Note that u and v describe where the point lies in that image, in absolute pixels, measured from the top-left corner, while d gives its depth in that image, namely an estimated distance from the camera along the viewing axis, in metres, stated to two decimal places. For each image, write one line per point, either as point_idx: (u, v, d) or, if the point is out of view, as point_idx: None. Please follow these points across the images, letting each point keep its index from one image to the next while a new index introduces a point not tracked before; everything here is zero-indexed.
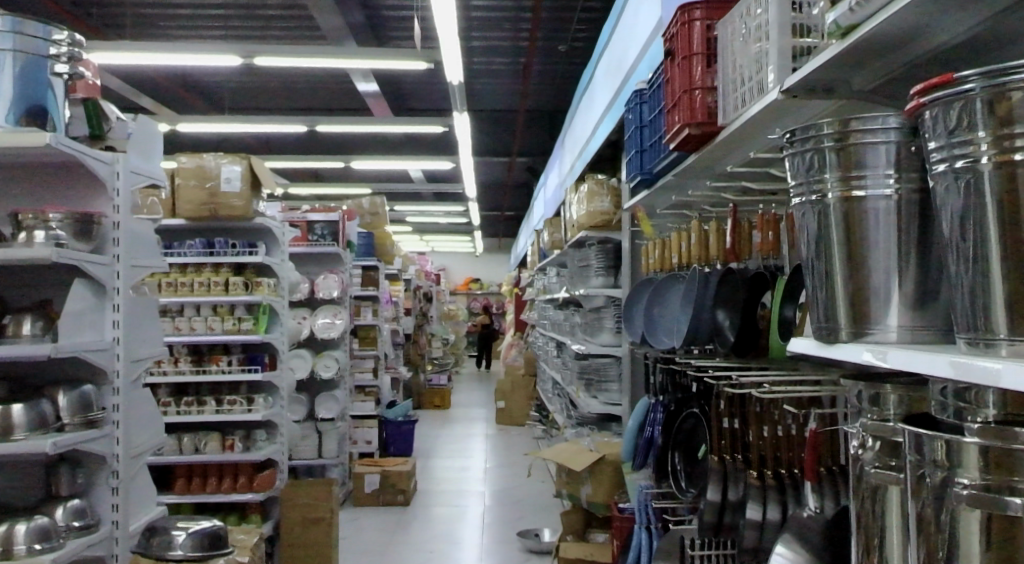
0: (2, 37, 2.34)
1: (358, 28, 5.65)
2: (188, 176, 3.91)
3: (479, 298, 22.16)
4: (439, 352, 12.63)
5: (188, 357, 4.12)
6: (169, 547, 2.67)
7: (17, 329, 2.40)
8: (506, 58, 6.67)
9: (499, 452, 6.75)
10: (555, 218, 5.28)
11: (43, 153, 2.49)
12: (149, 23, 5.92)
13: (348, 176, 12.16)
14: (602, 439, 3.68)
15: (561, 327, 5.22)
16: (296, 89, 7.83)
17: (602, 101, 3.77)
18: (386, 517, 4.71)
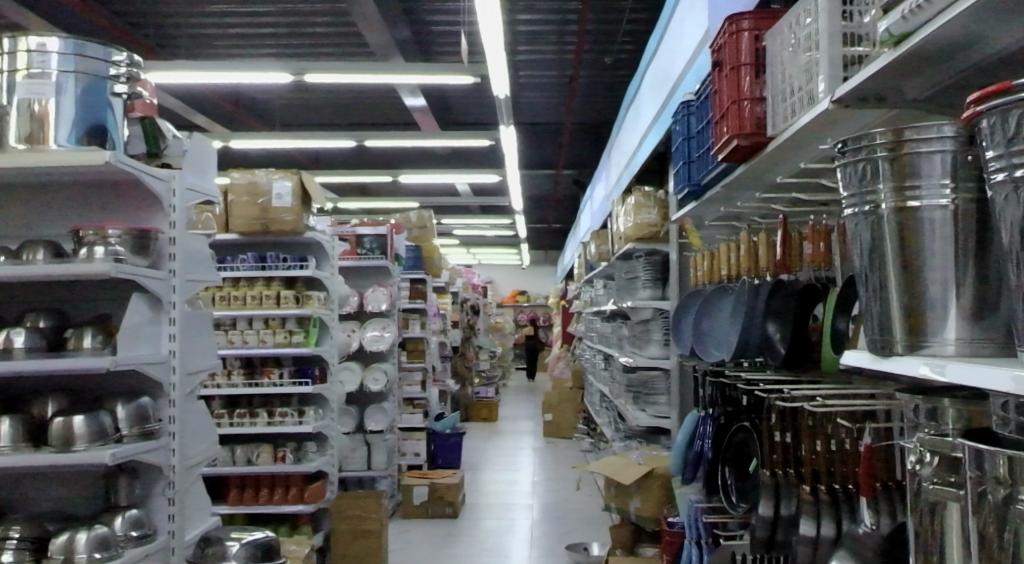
0: (65, 59, 2.44)
1: (406, 44, 5.71)
2: (240, 193, 3.97)
3: (526, 310, 22.26)
4: (487, 365, 12.64)
5: (241, 370, 4.16)
6: (221, 557, 2.64)
7: (78, 343, 2.46)
8: (552, 71, 6.68)
9: (547, 465, 6.73)
10: (602, 230, 5.26)
11: (104, 172, 2.57)
12: (203, 43, 6.05)
13: (394, 191, 12.26)
14: (651, 453, 3.63)
15: (609, 339, 5.18)
16: (344, 104, 7.94)
17: (649, 113, 3.77)
18: (434, 529, 4.71)
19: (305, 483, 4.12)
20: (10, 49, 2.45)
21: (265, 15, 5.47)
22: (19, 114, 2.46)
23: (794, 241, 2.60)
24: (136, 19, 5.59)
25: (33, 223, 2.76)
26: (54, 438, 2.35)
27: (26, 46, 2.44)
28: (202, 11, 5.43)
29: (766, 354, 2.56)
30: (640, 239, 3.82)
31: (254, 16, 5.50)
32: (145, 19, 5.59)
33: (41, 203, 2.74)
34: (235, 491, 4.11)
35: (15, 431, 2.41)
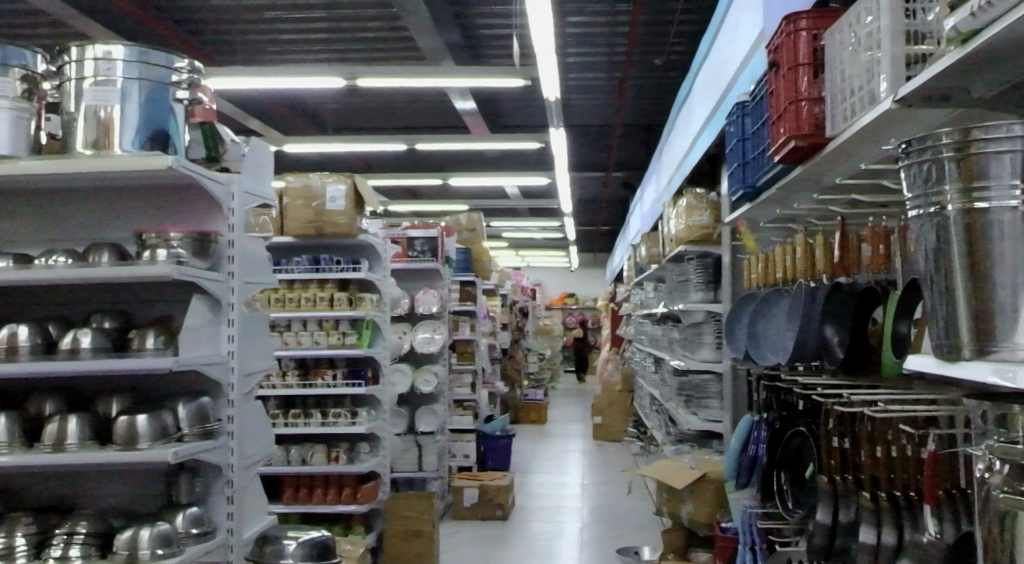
0: (130, 67, 2.52)
1: (457, 48, 5.73)
2: (295, 196, 4.03)
3: (574, 313, 22.18)
4: (536, 368, 12.59)
5: (296, 370, 4.21)
6: (279, 555, 2.73)
7: (142, 343, 2.52)
8: (602, 73, 6.65)
9: (596, 468, 6.69)
10: (653, 233, 5.22)
11: (164, 177, 2.62)
12: (260, 50, 6.13)
13: (442, 194, 12.31)
14: (703, 457, 3.58)
15: (659, 342, 5.14)
16: (395, 108, 7.99)
17: (701, 115, 3.73)
18: (485, 531, 4.72)
19: (358, 484, 4.15)
20: (77, 58, 2.54)
21: (319, 21, 5.53)
22: (86, 121, 2.53)
23: (852, 243, 2.54)
24: (196, 26, 5.70)
25: (97, 225, 2.79)
26: (119, 436, 2.42)
27: (92, 54, 2.52)
28: (259, 17, 5.51)
29: (823, 359, 2.53)
30: (691, 241, 3.78)
31: (308, 21, 5.56)
32: (203, 26, 5.69)
33: (104, 207, 2.78)
34: (289, 491, 4.13)
35: (83, 429, 2.48)
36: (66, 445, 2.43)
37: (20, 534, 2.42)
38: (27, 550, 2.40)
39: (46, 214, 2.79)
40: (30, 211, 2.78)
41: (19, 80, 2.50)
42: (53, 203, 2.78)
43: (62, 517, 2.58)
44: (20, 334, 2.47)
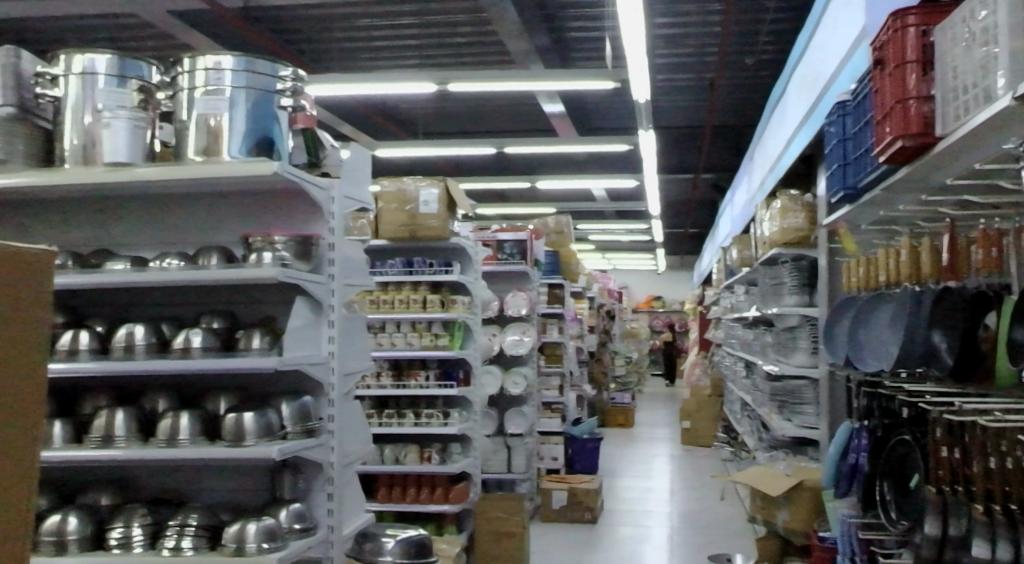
0: (237, 76, 2.60)
1: (546, 51, 5.73)
2: (389, 200, 4.10)
3: (661, 316, 21.96)
4: (623, 371, 12.47)
5: (390, 371, 4.31)
6: (378, 553, 2.67)
7: (248, 343, 2.59)
8: (692, 74, 6.57)
9: (685, 473, 6.60)
10: (744, 236, 5.13)
11: (269, 182, 2.70)
12: (355, 57, 6.24)
13: (526, 197, 12.38)
14: (798, 464, 3.51)
15: (751, 347, 5.06)
16: (483, 112, 8.04)
17: (796, 115, 3.65)
18: (575, 534, 4.72)
19: (450, 484, 4.19)
20: (189, 69, 2.64)
21: (410, 27, 5.62)
22: (197, 129, 2.64)
23: (962, 246, 2.43)
24: (294, 36, 5.84)
25: (206, 229, 2.89)
26: (227, 432, 2.51)
27: (204, 64, 2.62)
28: (353, 25, 5.61)
29: (931, 366, 2.42)
30: (786, 244, 3.72)
31: (400, 28, 5.66)
32: (302, 35, 5.83)
33: (213, 211, 2.87)
34: (383, 490, 4.21)
35: (193, 425, 2.57)
36: (179, 440, 2.53)
37: (137, 524, 2.53)
38: (144, 540, 2.52)
39: (159, 218, 2.90)
40: (145, 215, 2.90)
41: (136, 91, 2.64)
42: (166, 208, 2.90)
43: (175, 508, 2.70)
44: (137, 334, 2.59)
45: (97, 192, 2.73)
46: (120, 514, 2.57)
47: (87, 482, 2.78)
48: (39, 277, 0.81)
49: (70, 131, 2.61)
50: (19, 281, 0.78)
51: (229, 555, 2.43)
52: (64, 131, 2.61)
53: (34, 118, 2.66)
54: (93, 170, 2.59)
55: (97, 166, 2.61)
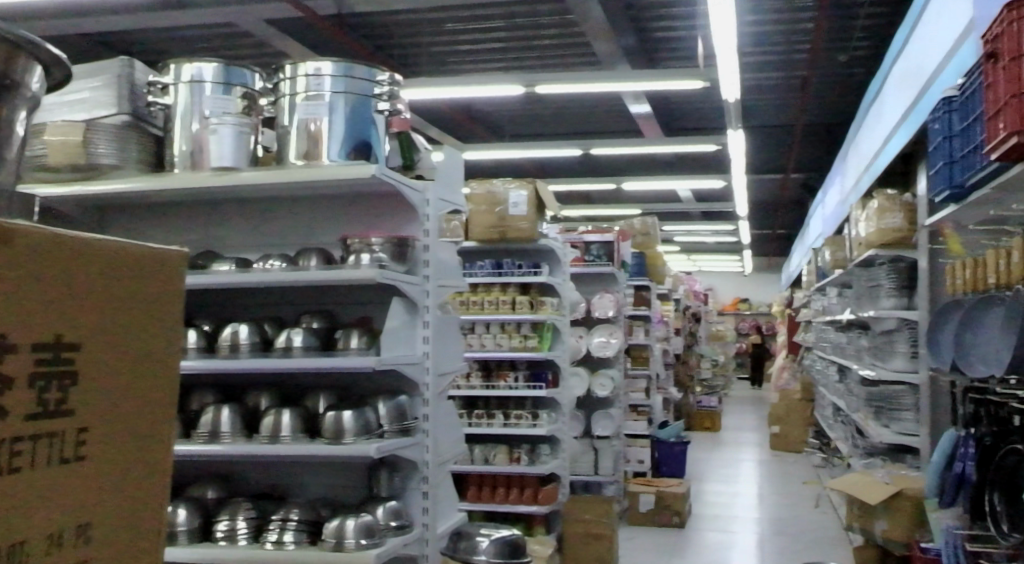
0: (337, 82, 2.66)
1: (634, 51, 5.70)
2: (479, 202, 4.13)
3: (748, 320, 21.85)
4: (711, 375, 12.26)
5: (480, 372, 4.35)
6: (473, 551, 2.72)
7: (347, 343, 2.64)
8: (781, 71, 6.45)
9: (773, 479, 6.49)
10: (838, 237, 5.02)
11: (367, 185, 2.74)
12: (441, 61, 6.28)
13: (611, 200, 12.37)
14: (898, 472, 3.43)
15: (846, 350, 4.96)
16: (566, 115, 8.04)
17: (895, 112, 3.56)
18: (663, 538, 4.69)
19: (539, 486, 4.19)
20: (291, 75, 2.70)
21: (496, 30, 5.66)
22: (298, 135, 2.70)
23: None
24: (384, 42, 5.93)
25: (306, 232, 2.96)
26: (327, 430, 2.56)
27: (305, 71, 2.69)
28: (440, 28, 5.67)
29: None
30: (884, 244, 3.66)
31: (487, 31, 5.69)
32: (392, 41, 5.91)
33: (313, 214, 2.95)
34: (473, 489, 4.25)
35: (294, 423, 2.63)
36: (281, 437, 2.59)
37: (241, 518, 2.61)
38: (247, 533, 2.59)
39: (262, 221, 2.99)
40: (248, 218, 2.99)
41: (240, 97, 2.71)
42: (268, 211, 2.98)
43: (277, 504, 2.77)
44: (241, 333, 2.67)
45: (203, 196, 2.81)
46: (225, 507, 2.65)
47: (196, 476, 2.88)
48: (171, 281, 0.86)
49: (179, 138, 2.71)
50: (154, 290, 0.83)
51: (330, 550, 2.48)
52: (174, 138, 2.72)
53: (146, 126, 2.78)
54: (200, 174, 2.67)
55: (205, 170, 2.69)
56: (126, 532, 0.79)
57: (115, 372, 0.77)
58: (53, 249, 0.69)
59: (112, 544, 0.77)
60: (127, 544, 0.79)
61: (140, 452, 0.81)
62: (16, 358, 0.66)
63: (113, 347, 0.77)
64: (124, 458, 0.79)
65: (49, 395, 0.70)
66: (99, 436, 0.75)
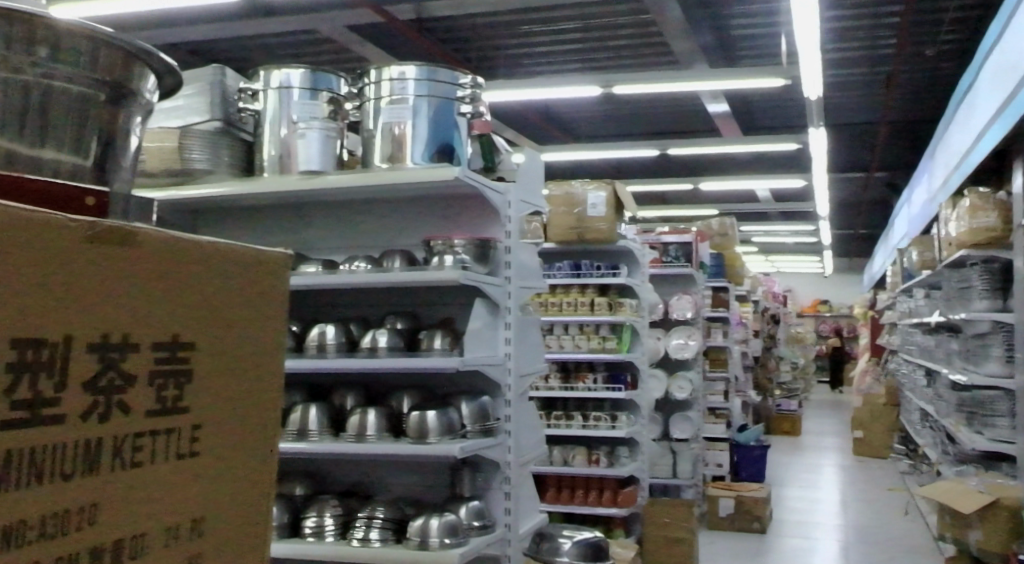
0: (420, 85, 2.69)
1: (711, 49, 5.65)
2: (558, 204, 4.13)
3: (829, 322, 21.45)
4: (791, 379, 12.03)
5: (558, 373, 4.38)
6: (556, 553, 2.71)
7: (431, 343, 2.67)
8: (864, 68, 6.31)
9: (856, 486, 6.34)
10: (926, 237, 4.88)
11: (451, 187, 2.76)
12: (517, 64, 6.29)
13: (686, 200, 12.29)
14: (994, 482, 3.37)
15: (934, 354, 4.83)
16: (644, 116, 8.00)
17: (987, 109, 3.47)
18: (745, 543, 4.64)
19: (618, 487, 4.21)
20: (375, 80, 2.74)
21: (573, 32, 5.66)
22: (383, 137, 2.74)
23: None
24: (462, 46, 5.99)
25: (390, 234, 3.00)
26: (412, 429, 2.59)
27: (389, 75, 2.72)
28: (517, 31, 5.71)
29: None
30: (975, 244, 3.60)
31: (564, 33, 5.69)
32: (469, 44, 5.95)
33: (397, 216, 2.99)
34: (552, 490, 4.29)
35: (379, 422, 2.67)
36: (366, 436, 2.63)
37: (329, 515, 2.66)
38: (335, 530, 2.64)
39: (347, 223, 3.05)
40: (336, 220, 3.06)
41: (327, 102, 2.74)
42: (352, 213, 3.04)
43: (362, 501, 2.81)
44: (328, 334, 2.72)
45: (292, 199, 2.88)
46: (313, 503, 2.70)
47: (288, 472, 2.96)
48: (273, 280, 0.88)
49: (269, 143, 2.77)
50: (259, 290, 0.85)
51: (415, 548, 2.51)
52: (264, 143, 2.78)
53: (236, 131, 2.85)
54: (288, 178, 2.73)
55: (294, 173, 2.75)
56: (235, 526, 0.82)
57: (223, 370, 0.80)
58: (166, 254, 0.73)
59: (222, 535, 0.80)
60: (236, 537, 0.82)
61: (249, 446, 0.84)
62: (138, 357, 0.70)
63: (224, 350, 0.80)
64: (233, 454, 0.82)
65: (166, 393, 0.74)
66: (210, 435, 0.79)
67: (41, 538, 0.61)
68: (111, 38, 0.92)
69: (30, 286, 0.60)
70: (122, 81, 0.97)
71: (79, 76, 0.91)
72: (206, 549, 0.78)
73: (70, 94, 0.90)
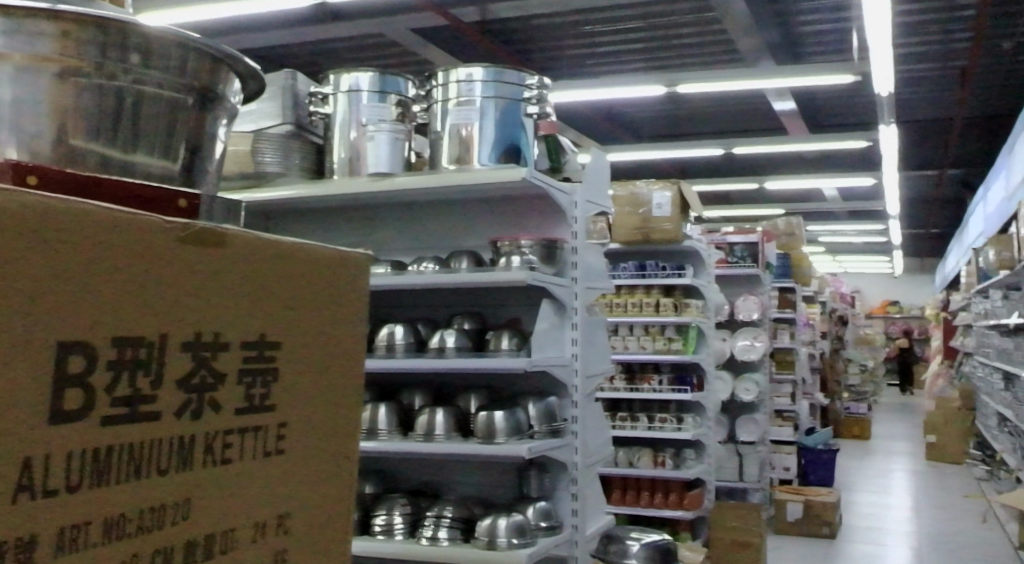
0: (487, 87, 2.69)
1: (777, 46, 5.59)
2: (622, 204, 4.11)
3: (899, 323, 20.94)
4: (859, 381, 11.79)
5: (623, 375, 4.37)
6: (623, 555, 2.87)
7: (498, 344, 2.68)
8: (935, 63, 6.17)
9: (929, 492, 6.19)
10: (1003, 236, 4.75)
11: (520, 188, 2.77)
12: (580, 64, 6.30)
13: (750, 199, 12.16)
14: None
15: (1013, 357, 4.70)
16: (710, 115, 7.94)
17: None
18: (815, 548, 4.58)
19: (684, 490, 4.18)
20: (443, 82, 2.75)
21: (636, 32, 5.64)
22: (450, 138, 2.75)
23: None
24: (525, 48, 6.02)
25: (458, 235, 3.03)
26: (480, 429, 2.60)
27: (456, 77, 2.72)
28: (580, 32, 5.71)
29: None
30: None
31: (627, 32, 5.68)
32: (532, 46, 5.97)
33: (463, 218, 3.02)
34: (617, 492, 4.28)
35: (448, 422, 2.68)
36: (435, 436, 2.65)
37: (398, 513, 2.68)
38: (404, 528, 2.66)
39: (414, 223, 3.08)
40: (407, 222, 3.09)
41: (395, 105, 2.75)
42: (418, 215, 3.08)
43: (431, 500, 2.84)
44: (397, 334, 2.75)
45: (362, 200, 2.91)
46: (382, 502, 2.73)
47: (364, 469, 3.00)
48: (353, 277, 0.86)
49: (338, 145, 2.81)
50: (339, 288, 0.84)
51: (483, 548, 2.51)
52: (334, 146, 2.83)
53: (307, 134, 2.91)
54: (357, 180, 2.76)
55: (362, 176, 2.78)
56: (318, 524, 0.81)
57: (307, 368, 0.79)
58: (251, 251, 0.72)
59: (306, 534, 0.79)
60: (319, 535, 0.81)
61: (332, 445, 0.82)
62: (229, 356, 0.69)
63: (311, 350, 0.79)
64: (316, 452, 0.80)
65: (254, 391, 0.73)
66: (296, 434, 0.78)
67: (137, 534, 0.61)
68: (199, 42, 0.88)
69: (128, 281, 0.59)
70: (209, 86, 0.93)
71: (171, 81, 0.86)
72: (291, 547, 0.77)
73: (162, 99, 0.86)
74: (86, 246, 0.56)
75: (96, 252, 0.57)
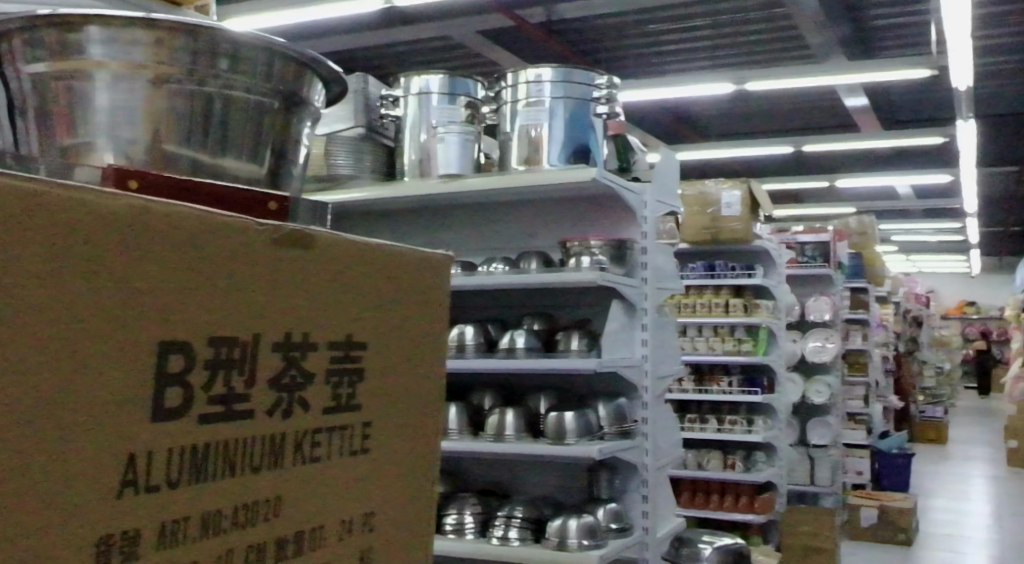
0: (556, 88, 2.68)
1: (848, 41, 5.48)
2: (691, 204, 4.08)
3: (976, 324, 20.24)
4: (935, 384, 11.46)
5: (692, 376, 4.36)
6: (696, 559, 2.68)
7: (568, 344, 2.67)
8: (1015, 54, 5.97)
9: (1010, 499, 5.99)
10: None
11: (590, 189, 2.76)
12: (645, 63, 6.26)
13: (818, 197, 11.93)
14: None
15: None
16: (780, 112, 7.81)
17: None
18: (890, 554, 4.48)
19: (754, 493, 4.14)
20: (512, 83, 2.75)
21: (701, 29, 5.60)
22: (519, 140, 2.76)
23: None
24: (590, 49, 6.01)
25: (528, 237, 3.04)
26: (550, 430, 2.59)
27: (526, 77, 2.72)
28: (646, 31, 5.69)
29: None
30: None
31: (693, 30, 5.63)
32: (597, 46, 5.96)
33: (533, 219, 3.03)
34: (686, 494, 4.24)
35: (517, 422, 2.69)
36: (505, 436, 2.66)
37: (468, 512, 2.70)
38: (474, 527, 2.67)
39: (487, 224, 3.11)
40: (480, 224, 3.12)
41: (464, 107, 2.75)
42: (488, 216, 3.10)
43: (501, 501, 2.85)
44: (467, 334, 2.76)
45: (436, 201, 2.94)
46: (452, 502, 2.75)
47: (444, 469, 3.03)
48: (435, 280, 0.87)
49: (409, 147, 2.84)
50: (421, 289, 0.84)
51: (553, 548, 2.51)
52: (405, 148, 2.86)
53: (378, 137, 2.96)
54: (428, 182, 2.78)
55: (432, 177, 2.80)
56: (402, 522, 0.81)
57: (390, 368, 0.80)
58: (335, 255, 0.74)
59: (390, 532, 0.80)
60: (404, 534, 0.81)
61: (416, 445, 0.83)
62: (317, 356, 0.71)
63: (393, 351, 0.80)
64: (399, 452, 0.81)
65: (341, 391, 0.74)
66: (380, 433, 0.79)
67: (232, 527, 0.64)
68: (286, 48, 0.93)
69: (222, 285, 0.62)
70: (293, 88, 0.98)
71: (256, 86, 0.92)
72: (377, 545, 0.78)
73: (249, 102, 0.91)
74: (182, 252, 0.59)
75: (192, 258, 0.60)
